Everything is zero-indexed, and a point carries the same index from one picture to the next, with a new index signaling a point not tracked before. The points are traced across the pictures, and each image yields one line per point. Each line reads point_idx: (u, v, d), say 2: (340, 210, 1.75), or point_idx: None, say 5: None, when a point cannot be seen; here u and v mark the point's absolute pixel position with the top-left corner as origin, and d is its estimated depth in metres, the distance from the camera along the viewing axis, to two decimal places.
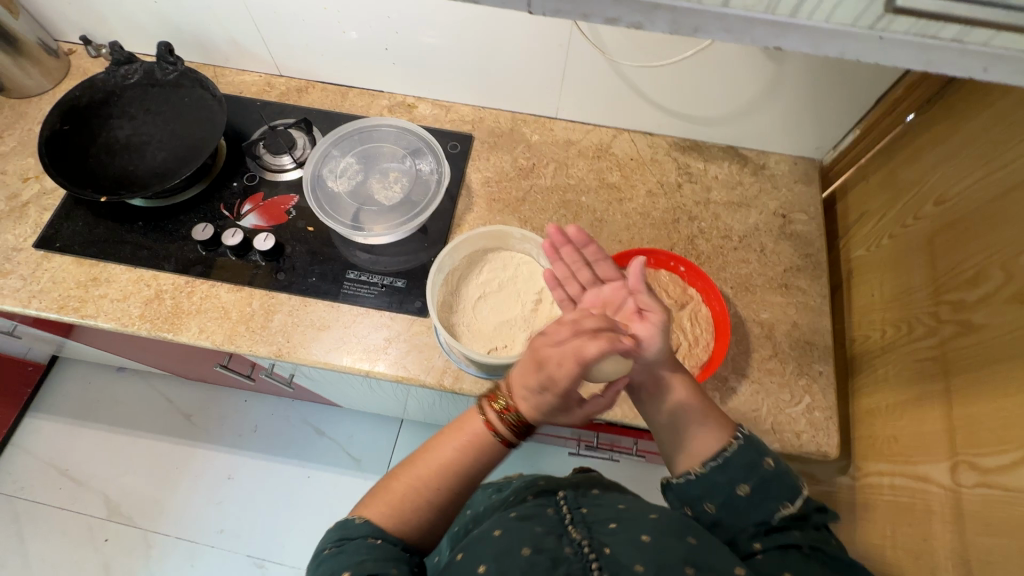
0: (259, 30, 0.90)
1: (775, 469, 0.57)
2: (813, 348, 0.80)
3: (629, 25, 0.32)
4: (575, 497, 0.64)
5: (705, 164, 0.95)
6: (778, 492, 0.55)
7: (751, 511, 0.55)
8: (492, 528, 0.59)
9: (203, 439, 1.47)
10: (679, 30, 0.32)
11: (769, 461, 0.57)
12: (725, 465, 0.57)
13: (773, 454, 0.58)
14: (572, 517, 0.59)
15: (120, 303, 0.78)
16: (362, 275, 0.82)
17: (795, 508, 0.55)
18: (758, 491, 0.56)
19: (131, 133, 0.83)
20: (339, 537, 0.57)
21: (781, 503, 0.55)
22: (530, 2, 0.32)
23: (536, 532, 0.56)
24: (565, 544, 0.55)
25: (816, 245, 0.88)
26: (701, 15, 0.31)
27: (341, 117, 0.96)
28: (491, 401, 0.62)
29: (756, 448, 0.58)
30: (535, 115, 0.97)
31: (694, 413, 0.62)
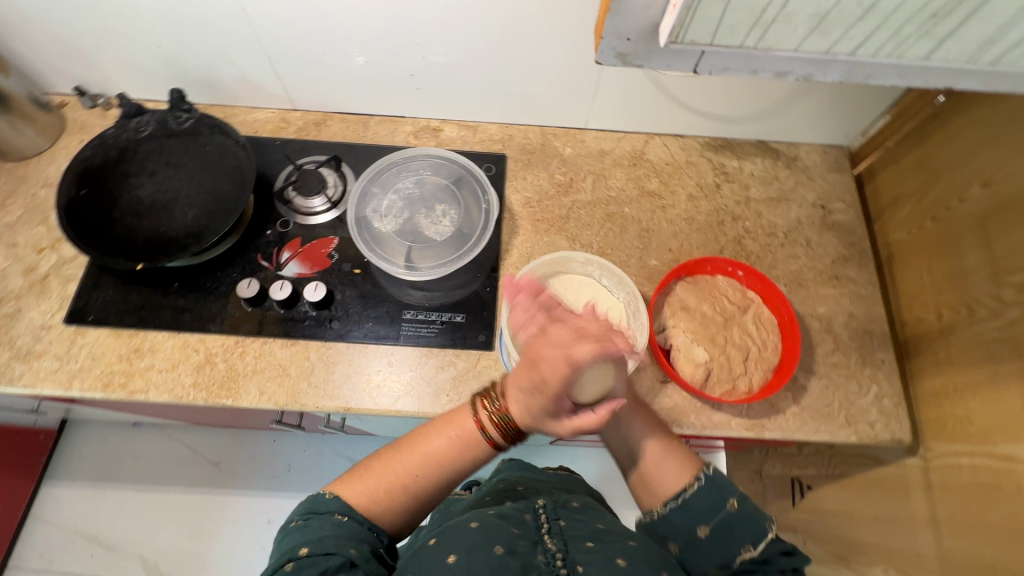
0: (274, 66, 0.85)
1: (738, 511, 0.57)
2: (872, 337, 0.82)
3: (801, 75, 0.45)
4: (555, 507, 0.62)
5: (739, 161, 0.95)
6: (739, 535, 0.56)
7: (712, 553, 0.56)
8: (469, 519, 0.57)
9: (236, 485, 1.42)
10: (850, 76, 0.45)
11: (732, 502, 0.58)
12: (688, 506, 0.58)
13: (735, 494, 0.59)
14: (549, 527, 0.57)
15: (169, 373, 0.74)
16: (419, 314, 0.80)
17: (757, 552, 0.55)
18: (719, 533, 0.57)
19: (155, 190, 0.78)
20: (308, 510, 0.58)
21: (743, 546, 0.56)
22: (699, 66, 0.45)
23: (511, 534, 0.55)
24: (539, 554, 0.53)
25: (857, 233, 0.90)
26: (872, 67, 0.44)
27: (366, 149, 0.92)
28: (485, 401, 0.63)
29: (719, 488, 0.59)
30: (565, 128, 0.96)
31: (655, 456, 0.63)
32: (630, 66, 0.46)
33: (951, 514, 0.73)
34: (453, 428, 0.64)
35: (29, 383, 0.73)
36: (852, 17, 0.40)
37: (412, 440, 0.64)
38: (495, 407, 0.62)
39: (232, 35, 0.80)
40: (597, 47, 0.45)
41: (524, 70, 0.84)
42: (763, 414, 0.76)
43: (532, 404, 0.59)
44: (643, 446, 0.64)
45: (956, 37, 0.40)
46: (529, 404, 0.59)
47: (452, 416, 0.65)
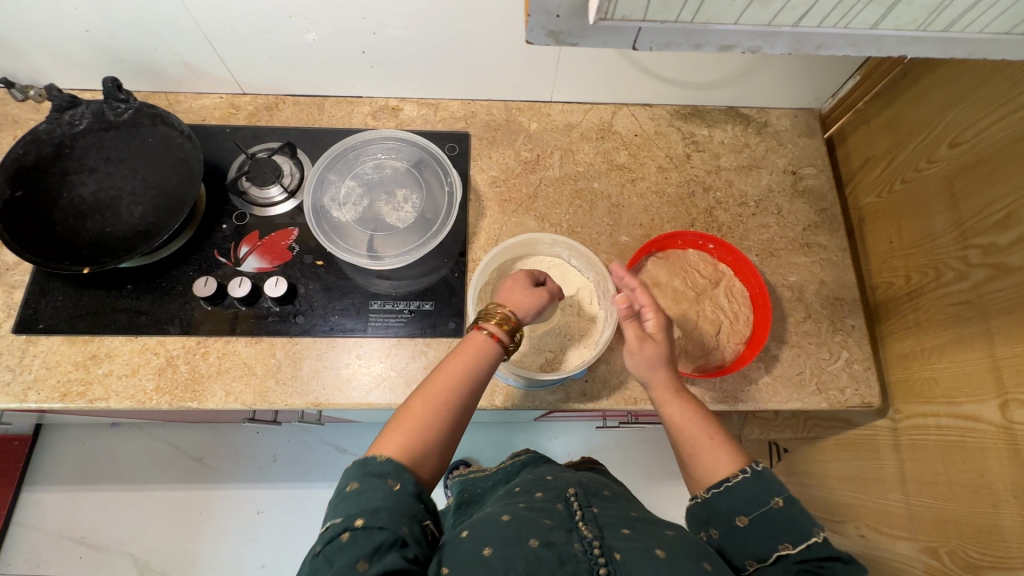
0: (215, 48, 0.80)
1: (783, 510, 0.53)
2: (843, 303, 0.82)
3: (750, 47, 0.41)
4: (586, 495, 0.61)
5: (709, 129, 0.92)
6: (777, 529, 0.53)
7: (749, 545, 0.53)
8: (503, 513, 0.56)
9: (221, 479, 1.41)
10: (803, 47, 0.41)
11: (777, 500, 0.54)
12: (730, 493, 0.55)
13: (783, 493, 0.55)
14: (582, 514, 0.56)
15: (129, 379, 0.72)
16: (387, 304, 0.78)
17: (796, 551, 0.51)
18: (759, 527, 0.53)
19: (98, 188, 0.74)
20: (361, 473, 0.52)
21: (781, 543, 0.52)
22: (636, 41, 0.41)
23: (544, 524, 0.53)
24: (575, 541, 0.52)
25: (829, 199, 0.89)
26: (826, 37, 0.40)
27: (323, 133, 0.88)
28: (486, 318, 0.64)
29: (768, 485, 0.55)
30: (529, 102, 0.92)
31: (697, 431, 0.61)
32: (563, 44, 0.41)
33: (920, 473, 0.74)
34: (466, 353, 0.62)
35: None
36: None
37: (427, 389, 0.59)
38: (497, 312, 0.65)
39: (162, 16, 0.74)
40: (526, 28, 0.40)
41: (480, 42, 0.80)
42: (736, 387, 0.76)
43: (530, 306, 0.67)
44: (676, 425, 0.63)
45: (915, 3, 0.37)
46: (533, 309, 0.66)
47: (458, 345, 0.63)
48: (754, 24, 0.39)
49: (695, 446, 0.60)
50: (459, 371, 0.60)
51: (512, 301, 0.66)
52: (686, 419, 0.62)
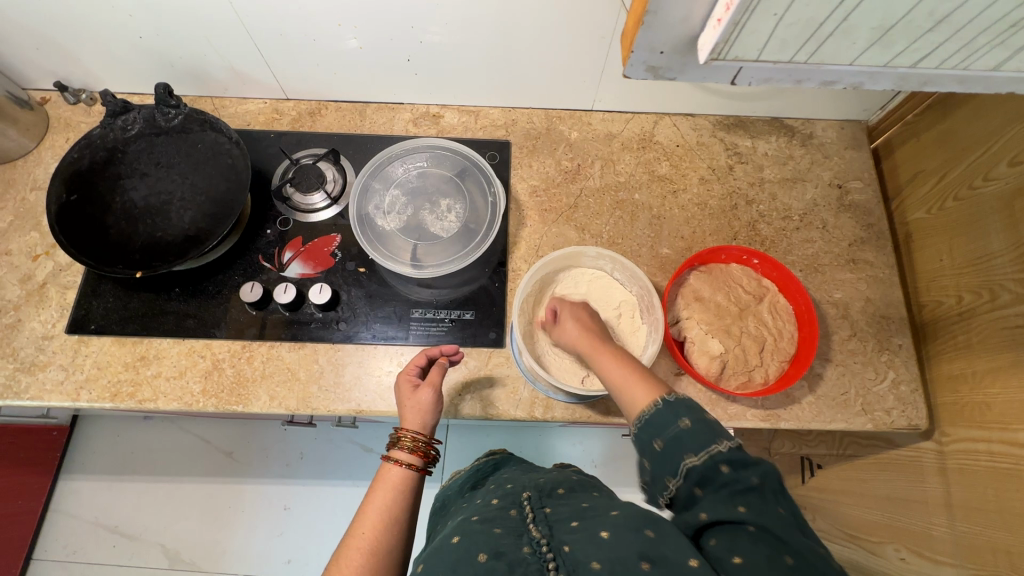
0: (263, 54, 0.81)
1: (691, 428, 0.53)
2: (889, 322, 0.81)
3: (854, 82, 0.46)
4: (540, 497, 0.63)
5: (752, 140, 0.91)
6: (683, 445, 0.53)
7: (663, 465, 0.54)
8: (453, 536, 0.57)
9: (250, 474, 1.44)
10: (909, 83, 0.46)
11: (684, 421, 0.54)
12: (647, 423, 0.56)
13: (691, 412, 0.55)
14: (534, 516, 0.58)
15: (177, 381, 0.73)
16: (428, 312, 0.78)
17: (699, 460, 0.51)
18: (670, 449, 0.54)
19: (148, 194, 0.75)
20: None
21: (687, 455, 0.52)
22: (738, 78, 0.45)
23: (492, 535, 0.55)
24: (524, 545, 0.53)
25: (876, 214, 0.87)
26: (932, 75, 0.44)
27: (365, 140, 0.89)
28: (394, 450, 0.67)
29: (677, 409, 0.55)
30: (570, 110, 0.92)
31: (622, 379, 0.62)
32: (662, 78, 0.47)
33: (966, 498, 0.73)
34: (382, 488, 0.64)
35: (36, 395, 0.72)
36: (926, 31, 0.40)
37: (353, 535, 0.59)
38: (402, 440, 0.67)
39: (217, 24, 0.75)
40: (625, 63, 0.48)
41: (526, 51, 0.79)
42: (778, 405, 0.75)
43: (431, 417, 0.68)
44: (614, 381, 0.63)
45: None
46: (433, 416, 0.68)
47: (376, 480, 0.66)
48: (864, 64, 0.44)
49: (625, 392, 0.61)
50: (381, 509, 0.62)
51: (410, 419, 0.68)
52: (610, 374, 0.64)
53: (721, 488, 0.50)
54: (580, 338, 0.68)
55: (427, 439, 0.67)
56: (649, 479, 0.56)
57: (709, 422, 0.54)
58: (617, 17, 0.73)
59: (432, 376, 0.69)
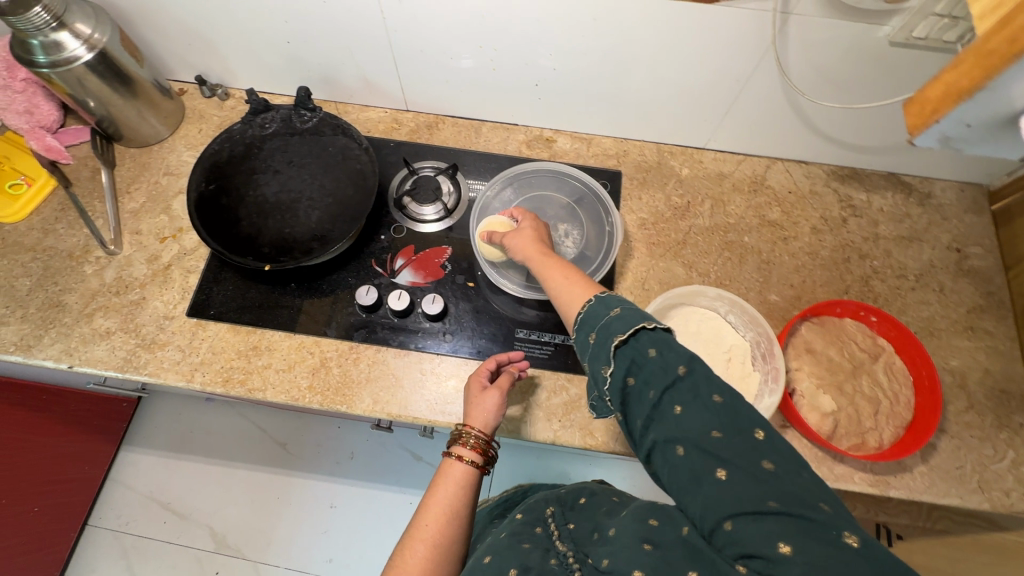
0: (397, 66, 0.84)
1: (620, 316, 0.52)
2: (1009, 397, 0.77)
3: None
4: (562, 513, 0.65)
5: (868, 194, 0.89)
6: (611, 336, 0.51)
7: (599, 355, 0.52)
8: (481, 554, 0.59)
9: (300, 467, 1.45)
10: None
11: (614, 312, 0.54)
12: (583, 323, 0.56)
13: (620, 304, 0.54)
14: (559, 533, 0.61)
15: (286, 374, 0.75)
16: (532, 334, 0.78)
17: (630, 346, 0.50)
18: (602, 341, 0.52)
19: (280, 190, 0.78)
20: None
21: (615, 339, 0.51)
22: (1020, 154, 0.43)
23: (521, 549, 0.57)
24: (551, 558, 0.56)
25: (996, 282, 0.84)
26: None
27: (479, 157, 0.90)
28: (454, 444, 0.66)
29: (608, 303, 0.55)
30: (682, 146, 0.92)
31: (563, 289, 0.62)
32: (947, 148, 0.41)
33: None
34: (443, 486, 0.64)
35: (154, 373, 0.75)
36: None
37: (415, 528, 0.60)
38: (463, 435, 0.66)
39: (364, 34, 0.79)
40: (917, 128, 0.39)
41: (659, 86, 0.80)
42: (889, 472, 0.72)
43: (494, 419, 0.67)
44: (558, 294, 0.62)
45: None
46: (497, 418, 0.67)
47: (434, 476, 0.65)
48: None
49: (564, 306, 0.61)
50: (445, 503, 0.62)
51: (475, 417, 0.67)
52: (551, 284, 0.64)
53: (652, 377, 0.48)
54: (525, 245, 0.69)
55: (489, 439, 0.66)
56: (591, 383, 0.54)
57: (636, 310, 0.52)
58: (758, 62, 0.73)
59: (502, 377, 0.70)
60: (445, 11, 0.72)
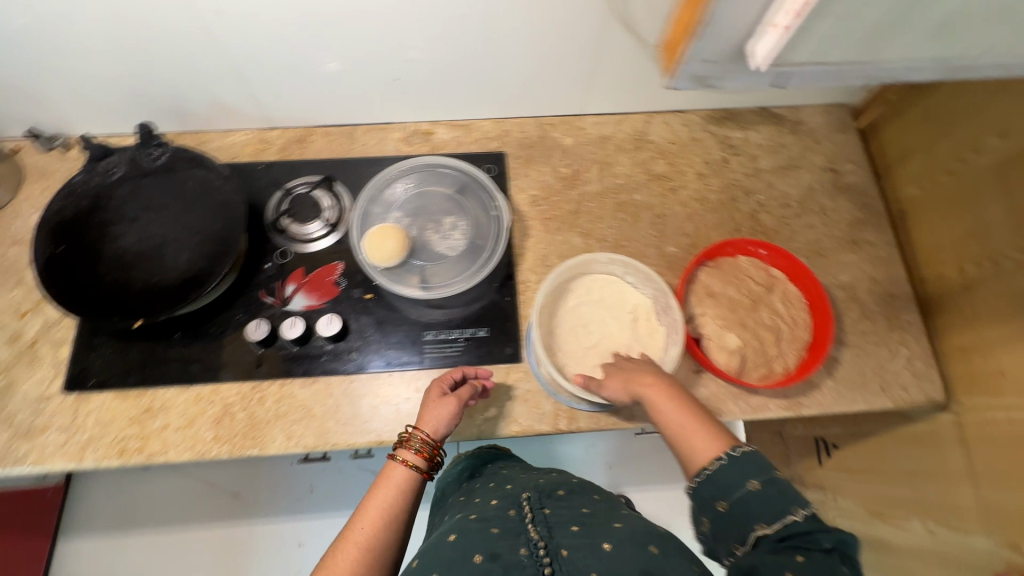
0: (247, 83, 0.78)
1: (759, 492, 0.53)
2: (896, 299, 0.82)
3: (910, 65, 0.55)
4: (540, 498, 0.65)
5: (744, 132, 0.92)
6: (755, 514, 0.53)
7: (732, 527, 0.54)
8: (448, 537, 0.60)
9: (259, 513, 1.39)
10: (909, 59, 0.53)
11: (753, 483, 0.54)
12: (710, 481, 0.56)
13: (758, 474, 0.54)
14: (533, 517, 0.61)
15: (187, 431, 0.71)
16: (441, 334, 0.76)
17: (773, 530, 0.52)
18: (738, 509, 0.54)
19: (140, 237, 0.72)
20: None
21: (759, 524, 0.52)
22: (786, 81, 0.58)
23: (490, 535, 0.57)
24: (521, 548, 0.56)
25: (871, 193, 0.89)
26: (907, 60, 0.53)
27: (357, 163, 0.86)
28: (400, 445, 0.64)
29: (743, 467, 0.55)
30: (561, 116, 0.91)
31: (681, 433, 0.61)
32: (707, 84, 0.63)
33: (990, 467, 0.73)
34: (383, 489, 0.61)
35: (38, 461, 0.68)
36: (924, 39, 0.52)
37: (348, 532, 0.58)
38: (412, 438, 0.64)
39: (198, 56, 0.73)
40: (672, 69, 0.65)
41: (518, 60, 0.78)
42: (800, 392, 0.75)
43: (447, 426, 0.66)
44: (669, 424, 0.62)
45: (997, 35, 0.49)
46: (450, 427, 0.66)
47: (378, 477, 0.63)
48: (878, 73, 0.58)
49: (679, 447, 0.61)
50: (383, 504, 0.60)
51: (426, 420, 0.65)
52: (667, 420, 0.62)
53: (785, 540, 0.51)
54: (628, 387, 0.65)
55: (439, 445, 0.65)
56: (709, 537, 0.57)
57: (780, 487, 0.54)
58: (607, 22, 0.72)
59: (464, 391, 0.68)
60: (271, 15, 0.67)
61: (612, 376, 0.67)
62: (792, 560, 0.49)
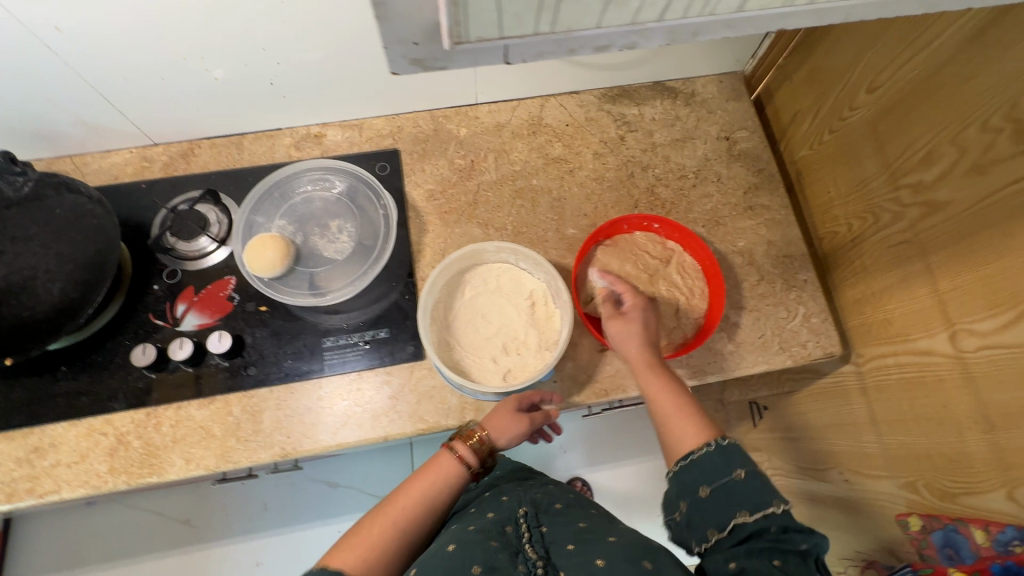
0: (111, 101, 0.74)
1: (746, 481, 0.54)
2: (792, 260, 0.83)
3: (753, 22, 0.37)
4: (536, 515, 0.64)
5: (639, 108, 0.92)
6: (738, 500, 0.54)
7: (711, 512, 0.54)
8: (445, 543, 0.58)
9: (213, 536, 1.27)
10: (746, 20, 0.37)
11: (740, 472, 0.55)
12: (696, 466, 0.57)
13: (744, 463, 0.56)
14: (529, 536, 0.60)
15: (80, 465, 0.68)
16: (341, 339, 0.76)
17: (752, 519, 0.52)
18: (721, 497, 0.54)
19: (7, 271, 0.67)
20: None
21: (740, 511, 0.53)
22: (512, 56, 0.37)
23: (491, 548, 0.56)
24: (519, 565, 0.55)
25: (764, 158, 0.90)
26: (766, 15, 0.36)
27: (246, 173, 0.84)
28: (461, 437, 0.65)
29: (731, 456, 0.56)
30: (455, 107, 0.90)
31: (672, 420, 0.63)
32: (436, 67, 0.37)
33: (888, 412, 0.76)
34: (433, 473, 0.63)
35: None
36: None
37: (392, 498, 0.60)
38: (473, 436, 0.65)
39: (49, 76, 0.67)
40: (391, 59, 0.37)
41: None
42: (702, 360, 0.77)
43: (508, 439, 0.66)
44: (662, 409, 0.64)
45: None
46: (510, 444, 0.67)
47: (431, 459, 0.65)
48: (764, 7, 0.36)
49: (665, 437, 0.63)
50: (428, 491, 0.61)
51: (494, 425, 0.66)
52: (659, 403, 0.64)
53: (764, 542, 0.51)
54: (632, 345, 0.68)
55: (490, 454, 0.66)
56: (680, 524, 0.57)
57: (764, 480, 0.55)
58: None
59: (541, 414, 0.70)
60: (107, 27, 0.62)
61: (614, 321, 0.69)
62: (769, 564, 0.50)
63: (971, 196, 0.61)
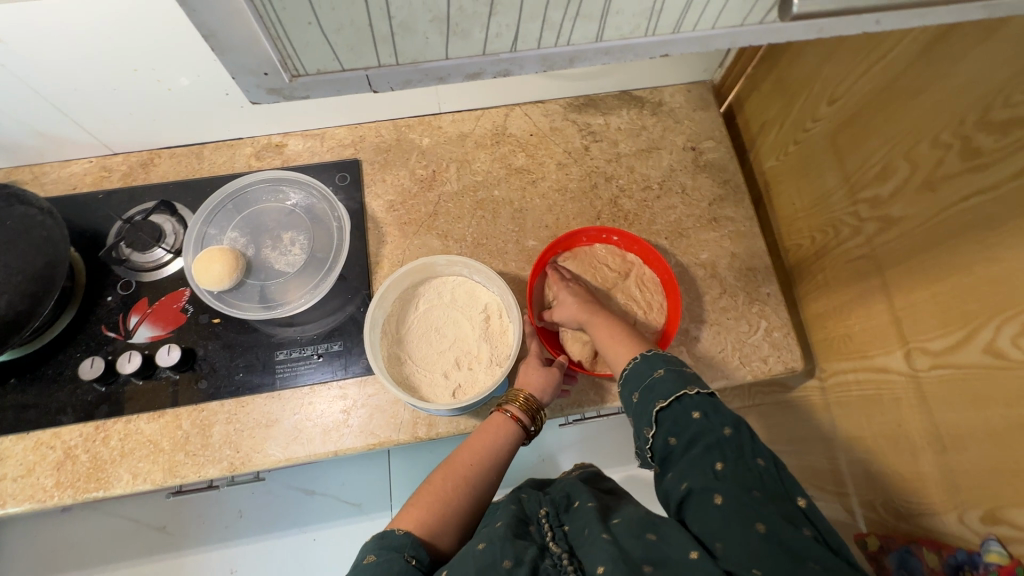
0: (64, 112, 0.73)
1: (663, 376, 0.57)
2: (756, 273, 0.82)
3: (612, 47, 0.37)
4: (557, 514, 0.59)
5: (604, 117, 0.91)
6: (657, 394, 0.57)
7: (642, 414, 0.57)
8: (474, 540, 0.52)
9: (187, 544, 1.22)
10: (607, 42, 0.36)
11: (659, 370, 0.58)
12: (626, 379, 0.61)
13: (665, 364, 0.59)
14: (552, 534, 0.55)
15: (26, 479, 0.68)
16: (293, 352, 0.75)
17: (668, 405, 0.55)
18: (645, 398, 0.57)
19: None
20: (378, 546, 0.52)
21: (658, 401, 0.56)
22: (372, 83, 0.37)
23: (518, 543, 0.51)
24: (546, 559, 0.51)
25: (730, 169, 0.89)
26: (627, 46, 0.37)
27: (205, 183, 0.84)
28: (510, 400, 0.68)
29: (652, 361, 0.60)
30: (418, 116, 0.89)
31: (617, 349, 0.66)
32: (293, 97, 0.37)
33: (850, 429, 0.74)
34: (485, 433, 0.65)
35: None
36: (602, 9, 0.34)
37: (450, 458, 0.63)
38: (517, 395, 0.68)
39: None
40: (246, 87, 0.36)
41: None
42: None
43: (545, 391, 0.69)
44: (605, 343, 0.67)
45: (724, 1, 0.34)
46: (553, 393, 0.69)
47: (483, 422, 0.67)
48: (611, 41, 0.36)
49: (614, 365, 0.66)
50: (486, 450, 0.63)
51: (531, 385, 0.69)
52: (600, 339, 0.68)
53: (694, 436, 0.53)
54: (572, 306, 0.72)
55: (541, 408, 0.68)
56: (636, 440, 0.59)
57: (682, 372, 0.58)
58: None
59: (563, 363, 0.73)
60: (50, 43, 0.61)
61: (562, 304, 0.73)
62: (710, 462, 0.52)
63: (924, 212, 0.59)
